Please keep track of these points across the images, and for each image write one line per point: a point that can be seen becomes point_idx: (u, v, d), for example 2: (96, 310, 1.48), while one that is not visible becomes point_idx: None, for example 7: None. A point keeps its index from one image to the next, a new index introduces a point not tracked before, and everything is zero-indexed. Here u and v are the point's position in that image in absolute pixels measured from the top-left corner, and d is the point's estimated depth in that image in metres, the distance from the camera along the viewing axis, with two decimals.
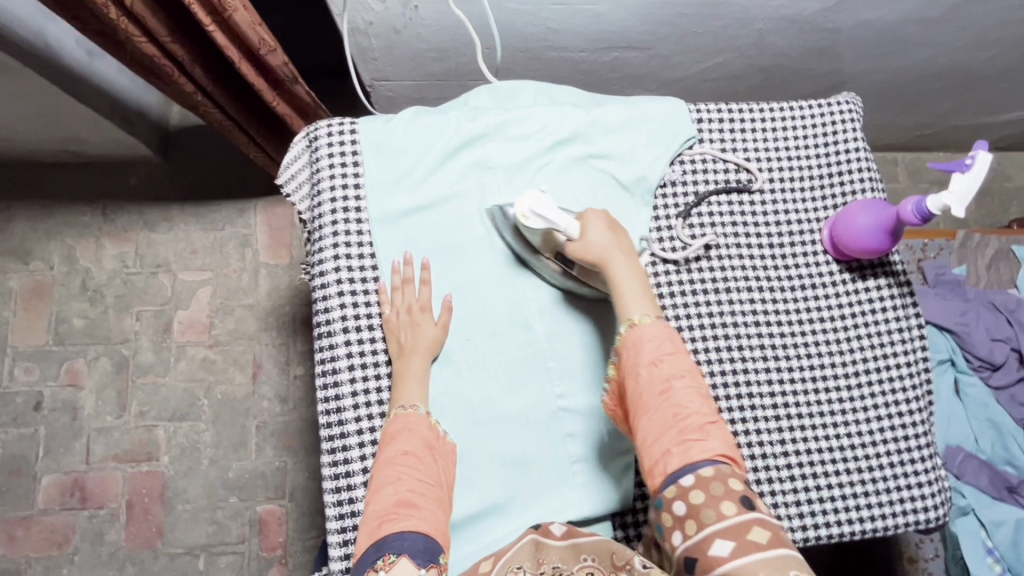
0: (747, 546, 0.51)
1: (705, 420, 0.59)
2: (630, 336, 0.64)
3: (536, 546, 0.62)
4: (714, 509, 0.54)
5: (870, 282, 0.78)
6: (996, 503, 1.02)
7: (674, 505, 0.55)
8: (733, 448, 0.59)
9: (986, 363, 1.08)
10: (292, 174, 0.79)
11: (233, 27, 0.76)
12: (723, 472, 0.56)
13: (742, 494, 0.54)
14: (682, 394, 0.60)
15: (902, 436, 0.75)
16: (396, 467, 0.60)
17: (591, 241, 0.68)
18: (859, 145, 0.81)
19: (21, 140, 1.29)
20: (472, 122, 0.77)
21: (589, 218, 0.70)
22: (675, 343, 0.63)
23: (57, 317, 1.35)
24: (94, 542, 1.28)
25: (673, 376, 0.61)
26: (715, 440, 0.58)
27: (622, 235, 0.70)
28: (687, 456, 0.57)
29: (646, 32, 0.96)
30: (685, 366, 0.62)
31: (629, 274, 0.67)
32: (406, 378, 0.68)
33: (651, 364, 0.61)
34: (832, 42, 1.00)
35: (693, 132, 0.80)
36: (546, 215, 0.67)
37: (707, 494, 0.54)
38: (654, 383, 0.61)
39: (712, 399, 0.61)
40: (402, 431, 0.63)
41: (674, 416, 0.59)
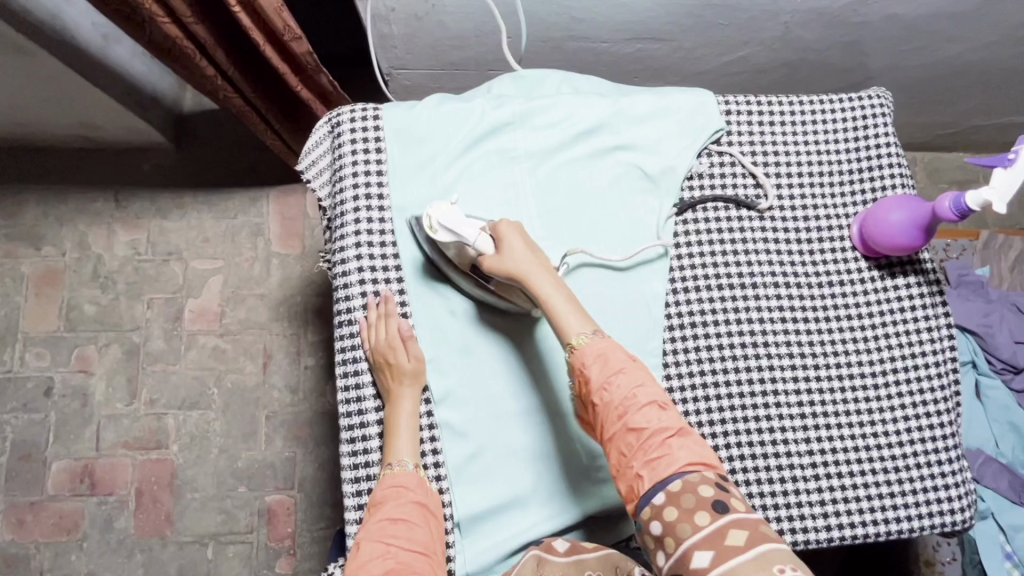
0: (725, 552, 0.52)
1: (666, 434, 0.59)
2: (575, 361, 0.63)
3: (538, 561, 0.63)
4: (688, 522, 0.55)
5: (899, 280, 0.76)
6: (1015, 508, 1.00)
7: (652, 526, 0.57)
8: (699, 451, 0.59)
9: (1009, 366, 1.07)
10: (312, 161, 0.78)
11: (259, 11, 0.75)
12: (691, 482, 0.57)
13: (715, 501, 0.56)
14: (639, 416, 0.60)
15: (930, 436, 0.73)
16: (386, 536, 0.60)
17: (510, 255, 0.67)
18: (891, 140, 0.79)
19: (33, 125, 1.28)
20: (498, 111, 0.76)
21: (504, 233, 0.68)
22: (623, 357, 0.63)
23: (68, 303, 1.35)
24: (104, 529, 1.28)
25: (628, 398, 0.60)
26: (679, 452, 0.59)
27: (540, 249, 0.69)
28: (654, 476, 0.58)
29: (671, 24, 0.94)
30: (638, 381, 0.61)
31: (553, 291, 0.66)
32: (396, 432, 0.66)
33: (603, 388, 0.61)
34: (858, 37, 0.98)
35: (722, 124, 0.78)
36: (455, 228, 0.66)
37: (680, 509, 0.56)
38: (612, 407, 0.61)
39: (671, 407, 0.61)
40: (390, 493, 0.63)
41: (633, 440, 0.59)
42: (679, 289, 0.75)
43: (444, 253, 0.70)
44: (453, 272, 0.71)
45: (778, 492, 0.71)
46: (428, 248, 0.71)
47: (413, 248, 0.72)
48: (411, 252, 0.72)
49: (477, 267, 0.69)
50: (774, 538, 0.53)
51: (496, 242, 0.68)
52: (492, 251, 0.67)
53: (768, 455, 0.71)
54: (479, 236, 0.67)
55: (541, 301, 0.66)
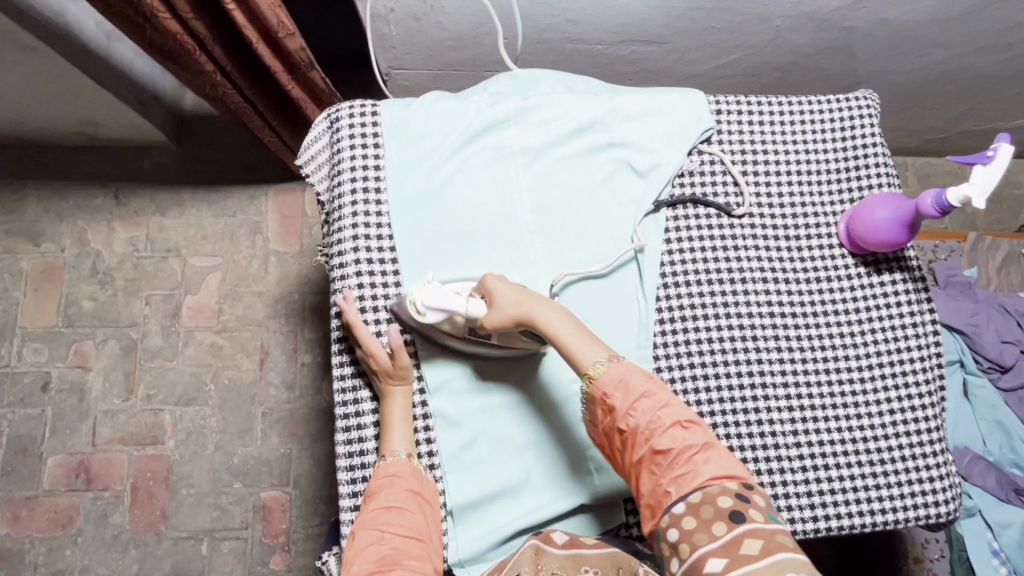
0: (739, 560, 0.52)
1: (690, 452, 0.60)
2: (596, 393, 0.64)
3: (536, 551, 0.64)
4: (706, 531, 0.55)
5: (885, 276, 0.78)
6: (1002, 505, 1.02)
7: (669, 534, 0.57)
8: (721, 466, 0.59)
9: (996, 364, 1.09)
10: (311, 156, 0.80)
11: (254, 8, 0.77)
12: (711, 493, 0.57)
13: (735, 510, 0.56)
14: (664, 438, 0.60)
15: (915, 429, 0.75)
16: (379, 524, 0.61)
17: (505, 306, 0.66)
18: (877, 139, 0.81)
19: (35, 122, 1.29)
20: (494, 108, 0.77)
21: (491, 285, 0.67)
22: (647, 380, 0.63)
23: (66, 299, 1.36)
24: (98, 524, 1.28)
25: (652, 421, 0.61)
26: (703, 467, 0.59)
27: (531, 289, 0.69)
28: (678, 492, 0.58)
29: (665, 27, 0.96)
30: (662, 402, 0.62)
31: (560, 321, 0.66)
32: (391, 425, 0.68)
33: (628, 412, 0.62)
34: (848, 42, 1.00)
35: (712, 122, 0.80)
36: (440, 304, 0.66)
37: (698, 519, 0.56)
38: (637, 429, 0.61)
39: (695, 425, 0.61)
40: (383, 483, 0.64)
41: (659, 461, 0.60)
42: (671, 284, 0.76)
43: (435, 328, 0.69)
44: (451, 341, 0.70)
45: (764, 482, 0.72)
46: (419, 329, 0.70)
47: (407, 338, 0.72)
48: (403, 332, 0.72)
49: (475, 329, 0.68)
50: (791, 548, 0.53)
51: (487, 299, 0.67)
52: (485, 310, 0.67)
53: (757, 446, 0.73)
54: (470, 302, 0.66)
55: (553, 337, 0.66)
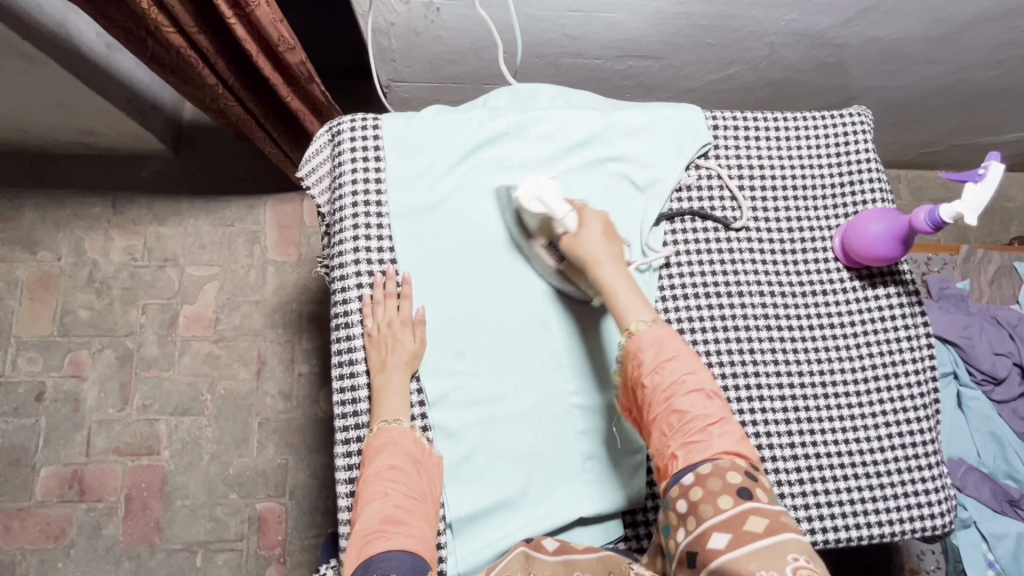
0: (743, 536, 0.52)
1: (707, 421, 0.59)
2: (631, 347, 0.64)
3: (527, 558, 0.64)
4: (710, 503, 0.54)
5: (879, 290, 0.79)
6: (997, 517, 1.03)
7: (678, 504, 0.56)
8: (737, 443, 0.58)
9: (989, 376, 1.10)
10: (312, 168, 0.81)
11: (255, 22, 0.77)
12: (720, 466, 0.56)
13: (742, 487, 0.55)
14: (684, 400, 0.60)
15: (910, 442, 0.75)
16: (383, 483, 0.63)
17: (586, 240, 0.68)
18: (871, 156, 0.82)
19: (33, 131, 1.29)
20: (493, 122, 0.78)
21: (588, 217, 0.70)
22: (679, 345, 0.63)
23: (62, 308, 1.35)
24: (91, 536, 1.27)
25: (675, 383, 0.61)
26: (717, 439, 0.58)
27: (617, 242, 0.70)
28: (688, 458, 0.58)
29: (661, 42, 0.97)
30: (688, 369, 0.62)
31: (620, 281, 0.67)
32: (386, 394, 0.68)
33: (654, 372, 0.62)
34: (841, 58, 1.02)
35: (709, 138, 0.81)
36: (545, 202, 0.68)
37: (705, 490, 0.55)
38: (659, 390, 0.61)
39: (717, 397, 0.61)
40: (387, 444, 0.65)
41: (675, 421, 0.59)
42: (669, 296, 0.77)
43: (526, 228, 0.73)
44: (532, 249, 0.73)
45: None
46: (511, 222, 0.74)
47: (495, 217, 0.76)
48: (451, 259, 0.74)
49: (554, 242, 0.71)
50: (795, 530, 0.52)
51: (579, 220, 0.70)
52: (573, 232, 0.69)
53: None
54: (567, 214, 0.69)
55: (603, 288, 0.67)
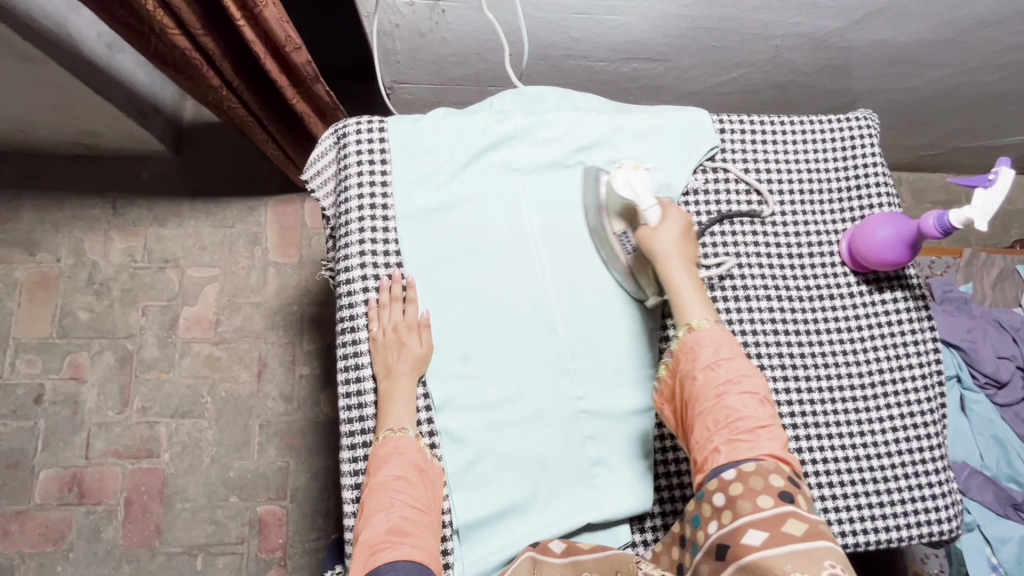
0: (780, 536, 0.53)
1: (756, 423, 0.61)
2: (688, 341, 0.65)
3: (534, 563, 0.64)
4: (750, 500, 0.56)
5: (886, 294, 0.79)
6: (1001, 520, 1.04)
7: (714, 497, 0.58)
8: (781, 447, 0.60)
9: (992, 380, 1.11)
10: (317, 171, 0.80)
11: (263, 23, 0.76)
12: (764, 467, 0.58)
13: (784, 490, 0.57)
14: (735, 399, 0.61)
15: (917, 447, 0.75)
16: (388, 493, 0.62)
17: (662, 234, 0.70)
18: (877, 160, 0.82)
19: (32, 132, 1.28)
20: (500, 125, 0.78)
21: (669, 213, 0.71)
22: (735, 348, 0.65)
23: (61, 310, 1.34)
24: (90, 540, 1.26)
25: (728, 381, 0.62)
26: (764, 441, 0.60)
27: (689, 244, 0.71)
28: (731, 455, 0.60)
29: (666, 45, 0.97)
30: (742, 370, 0.63)
31: (687, 281, 0.69)
32: (393, 399, 0.68)
33: (708, 368, 0.63)
34: (846, 61, 1.02)
35: (716, 142, 0.81)
36: (636, 188, 0.70)
37: (745, 487, 0.57)
38: (710, 386, 0.62)
39: (768, 403, 0.62)
40: (392, 454, 0.65)
41: (723, 418, 0.61)
42: None
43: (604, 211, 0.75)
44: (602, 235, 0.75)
45: None
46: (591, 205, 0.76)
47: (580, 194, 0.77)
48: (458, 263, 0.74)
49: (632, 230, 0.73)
50: (831, 538, 0.54)
51: (663, 214, 0.71)
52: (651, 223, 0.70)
53: None
54: (651, 206, 0.70)
55: (669, 282, 0.69)
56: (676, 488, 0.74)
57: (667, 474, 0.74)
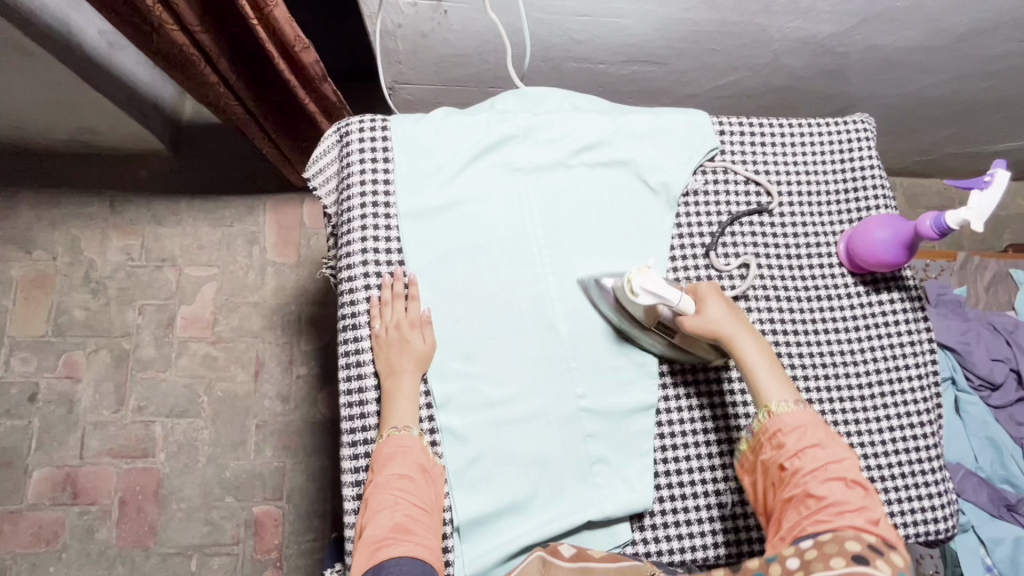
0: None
1: (844, 503, 0.58)
2: (771, 425, 0.64)
3: (544, 563, 0.64)
4: (823, 561, 0.53)
5: (883, 296, 0.80)
6: (995, 521, 1.05)
7: (787, 560, 0.55)
8: (873, 529, 0.56)
9: (986, 382, 1.12)
10: (320, 168, 0.81)
11: (272, 23, 0.77)
12: (840, 534, 0.55)
13: (860, 553, 0.53)
14: (821, 484, 0.59)
15: (914, 447, 0.76)
16: (393, 492, 0.62)
17: (711, 318, 0.67)
18: (874, 162, 0.83)
19: (31, 129, 1.28)
20: (502, 124, 0.78)
21: (704, 295, 0.68)
22: (824, 432, 0.63)
23: (57, 308, 1.33)
24: (84, 540, 1.25)
25: (816, 466, 0.60)
26: (849, 518, 0.57)
27: (740, 314, 0.69)
28: (813, 533, 0.57)
29: (666, 48, 0.98)
30: (833, 457, 0.61)
31: (757, 355, 0.66)
32: (396, 397, 0.68)
33: (795, 454, 0.62)
34: (842, 66, 1.03)
35: (715, 143, 0.81)
36: (658, 293, 0.65)
37: (820, 551, 0.54)
38: (795, 468, 0.61)
39: (859, 488, 0.59)
40: (396, 452, 0.65)
41: (808, 502, 0.59)
42: None
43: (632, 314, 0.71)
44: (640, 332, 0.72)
45: None
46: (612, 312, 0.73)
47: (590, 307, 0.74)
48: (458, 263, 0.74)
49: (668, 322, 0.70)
50: None
51: (696, 301, 0.69)
52: (693, 312, 0.67)
53: None
54: (683, 299, 0.67)
55: (744, 365, 0.67)
56: (677, 486, 0.73)
57: (667, 473, 0.73)
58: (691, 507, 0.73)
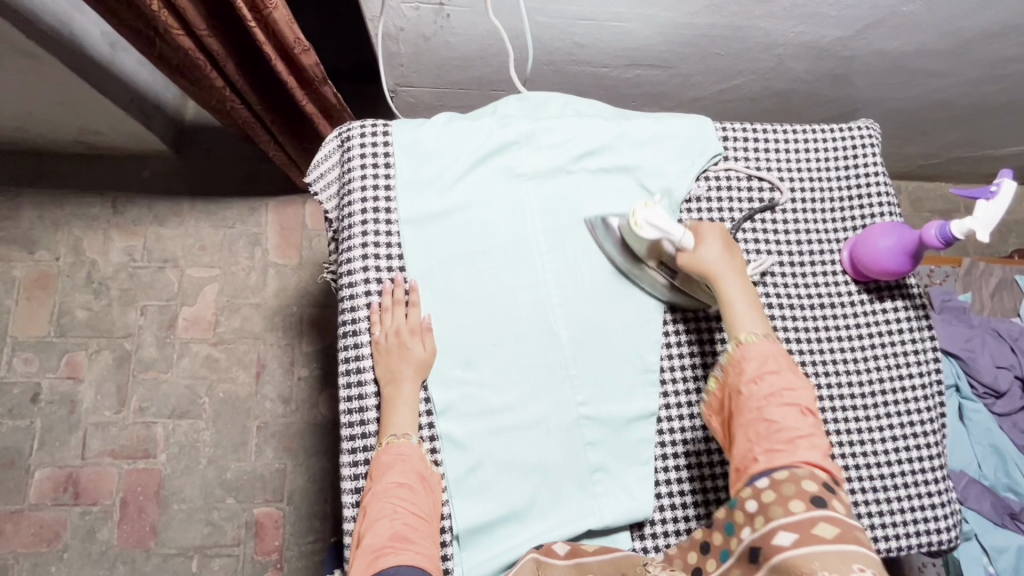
0: (810, 538, 0.53)
1: (797, 433, 0.59)
2: (737, 354, 0.63)
3: (538, 564, 0.66)
4: (781, 506, 0.56)
5: (887, 304, 0.79)
6: (998, 530, 1.05)
7: (747, 503, 0.58)
8: (823, 458, 0.59)
9: (991, 390, 1.11)
10: (321, 173, 0.81)
11: (272, 25, 0.76)
12: (796, 474, 0.57)
13: (816, 496, 0.55)
14: (776, 411, 0.60)
15: (917, 456, 0.75)
16: (392, 500, 0.62)
17: (703, 253, 0.68)
18: (879, 169, 0.82)
19: (33, 130, 1.28)
20: (504, 129, 0.78)
21: (705, 233, 0.69)
22: (783, 360, 0.62)
23: (59, 309, 1.33)
24: (85, 541, 1.25)
25: (772, 393, 0.60)
26: (803, 450, 0.59)
27: (737, 255, 0.69)
28: (768, 467, 0.59)
29: (670, 51, 0.97)
30: (788, 383, 0.61)
31: (739, 293, 0.66)
32: (396, 405, 0.68)
33: (753, 381, 0.61)
34: (847, 70, 1.02)
35: (719, 149, 0.81)
36: (660, 227, 0.68)
37: (778, 494, 0.56)
38: (753, 397, 0.61)
39: (811, 413, 0.60)
40: (395, 461, 0.65)
41: (763, 430, 0.60)
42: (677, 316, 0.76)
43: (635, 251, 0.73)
44: (642, 270, 0.74)
45: None
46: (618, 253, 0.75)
47: (596, 247, 0.76)
48: (458, 270, 0.74)
49: (667, 263, 0.72)
50: (864, 543, 0.53)
51: (695, 237, 0.69)
52: (689, 248, 0.69)
53: None
54: (683, 236, 0.68)
55: (722, 302, 0.66)
56: (678, 496, 0.72)
57: (668, 483, 0.73)
58: (693, 519, 0.72)
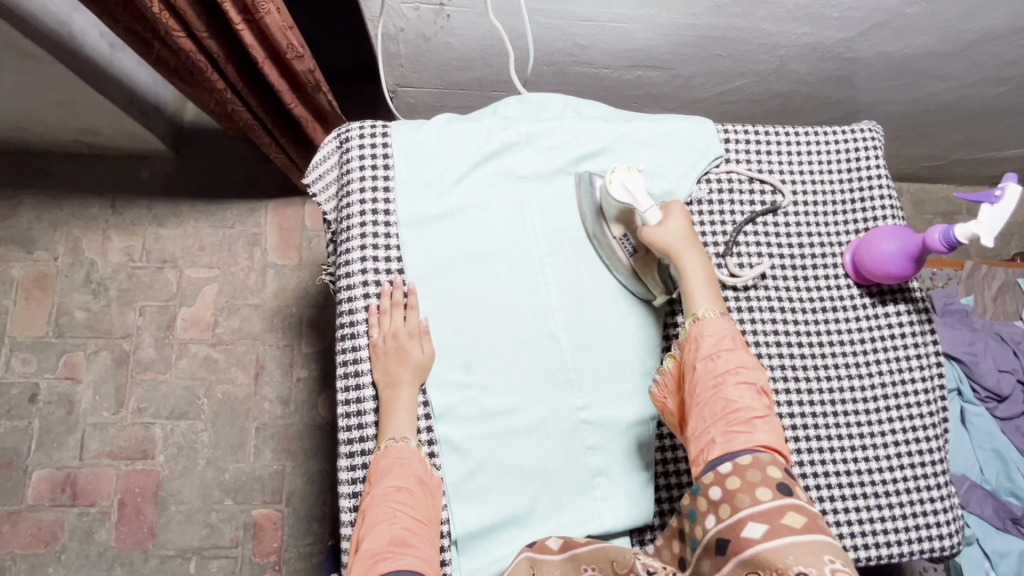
0: (780, 529, 0.52)
1: (753, 413, 0.61)
2: (693, 330, 0.66)
3: (531, 563, 0.64)
4: (748, 493, 0.56)
5: (889, 308, 0.79)
6: (1000, 534, 1.04)
7: (711, 491, 0.58)
8: (778, 438, 0.60)
9: (993, 394, 1.11)
10: (320, 174, 0.80)
11: (264, 29, 0.75)
12: (760, 459, 0.58)
13: (781, 482, 0.56)
14: (732, 390, 0.61)
15: (919, 461, 0.75)
16: (390, 504, 0.62)
17: (668, 230, 0.69)
18: (882, 172, 0.82)
19: (32, 130, 1.27)
20: (504, 131, 0.77)
21: (672, 212, 0.71)
22: (737, 341, 0.65)
23: (57, 309, 1.33)
24: (83, 542, 1.25)
25: (727, 372, 0.62)
26: (760, 432, 0.60)
27: (698, 239, 0.71)
28: (729, 450, 0.59)
29: (672, 53, 0.97)
30: (742, 363, 0.63)
31: (698, 271, 0.68)
32: (395, 409, 0.67)
33: (708, 358, 0.63)
34: (850, 72, 1.01)
35: (720, 151, 0.80)
36: (633, 191, 0.69)
37: (743, 480, 0.57)
38: (710, 377, 0.63)
39: (764, 394, 0.62)
40: (393, 464, 0.64)
41: (721, 409, 0.61)
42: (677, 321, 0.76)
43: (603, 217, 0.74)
44: (605, 239, 0.74)
45: None
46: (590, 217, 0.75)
47: (574, 201, 0.76)
48: (458, 272, 0.73)
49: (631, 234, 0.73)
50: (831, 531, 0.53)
51: (661, 214, 0.71)
52: (653, 223, 0.70)
53: None
54: (651, 208, 0.70)
55: (682, 279, 0.68)
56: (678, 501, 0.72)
57: None
58: None
